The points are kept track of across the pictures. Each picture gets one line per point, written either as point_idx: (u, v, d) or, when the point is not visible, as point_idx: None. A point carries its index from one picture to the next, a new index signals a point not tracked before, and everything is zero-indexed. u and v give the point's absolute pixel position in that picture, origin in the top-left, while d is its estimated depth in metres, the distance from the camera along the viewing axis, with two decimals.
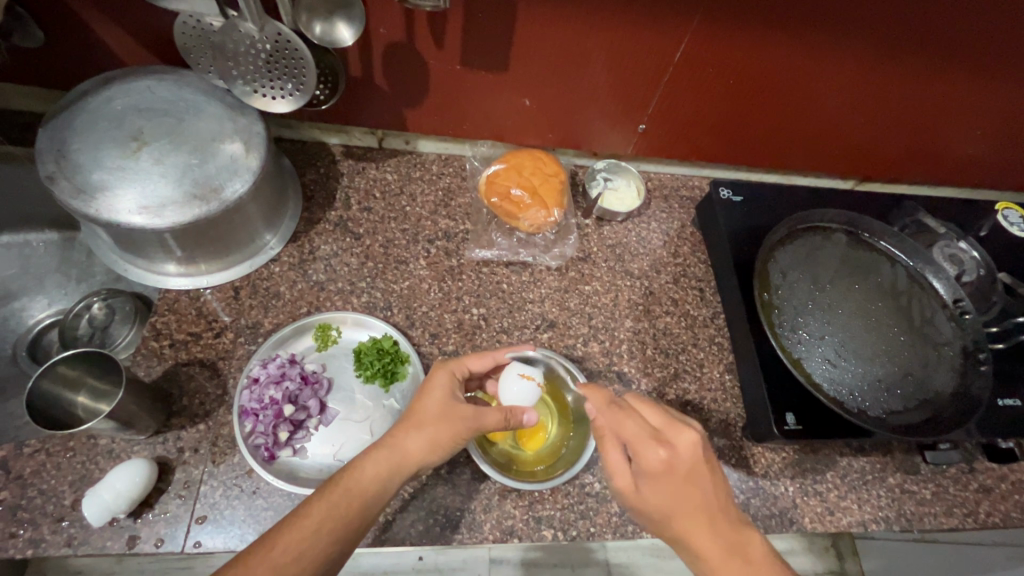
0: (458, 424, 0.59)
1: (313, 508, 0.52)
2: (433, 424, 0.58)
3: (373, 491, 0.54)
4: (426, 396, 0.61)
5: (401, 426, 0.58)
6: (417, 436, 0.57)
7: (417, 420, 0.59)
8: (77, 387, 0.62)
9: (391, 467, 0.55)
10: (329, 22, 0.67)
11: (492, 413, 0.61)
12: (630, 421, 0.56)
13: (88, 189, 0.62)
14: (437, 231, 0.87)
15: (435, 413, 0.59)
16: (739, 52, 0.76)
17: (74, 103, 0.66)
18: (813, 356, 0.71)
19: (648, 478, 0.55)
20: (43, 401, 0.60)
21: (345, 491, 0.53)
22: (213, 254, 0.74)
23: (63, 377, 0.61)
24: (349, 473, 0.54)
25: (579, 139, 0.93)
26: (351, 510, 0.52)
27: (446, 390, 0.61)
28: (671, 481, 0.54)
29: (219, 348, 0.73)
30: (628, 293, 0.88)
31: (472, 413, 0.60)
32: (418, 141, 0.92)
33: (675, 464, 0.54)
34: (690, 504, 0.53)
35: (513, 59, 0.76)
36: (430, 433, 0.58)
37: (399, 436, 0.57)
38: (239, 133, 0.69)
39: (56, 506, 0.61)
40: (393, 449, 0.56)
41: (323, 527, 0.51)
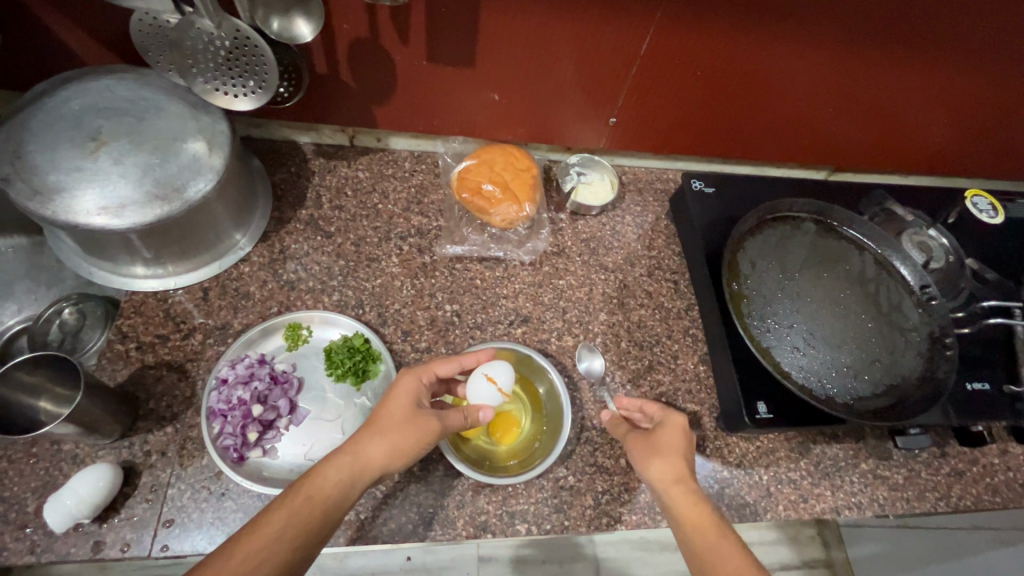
0: (423, 429, 0.59)
1: (274, 514, 0.51)
2: (398, 429, 0.58)
3: (336, 496, 0.53)
4: (391, 401, 0.61)
5: (364, 431, 0.58)
6: (381, 441, 0.57)
7: (382, 425, 0.58)
8: (38, 394, 0.61)
9: (354, 472, 0.55)
10: (287, 18, 0.66)
11: (453, 413, 0.62)
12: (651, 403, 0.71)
13: (45, 191, 0.61)
14: (409, 229, 0.87)
15: (399, 419, 0.59)
16: (701, 46, 0.77)
17: (31, 104, 0.65)
18: (782, 345, 0.72)
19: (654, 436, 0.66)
20: (5, 410, 0.59)
21: (308, 499, 0.52)
22: (180, 255, 0.73)
23: (22, 384, 0.60)
24: (310, 480, 0.53)
25: (551, 135, 0.93)
26: (315, 516, 0.52)
27: (411, 395, 0.61)
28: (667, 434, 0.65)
29: (187, 350, 0.72)
30: (602, 286, 0.88)
31: (436, 419, 0.60)
32: (390, 139, 0.92)
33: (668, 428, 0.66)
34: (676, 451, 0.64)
35: (479, 54, 0.76)
36: (395, 439, 0.57)
37: (361, 441, 0.57)
38: (201, 132, 0.68)
39: (18, 513, 0.60)
40: (357, 453, 0.56)
41: (286, 534, 0.50)
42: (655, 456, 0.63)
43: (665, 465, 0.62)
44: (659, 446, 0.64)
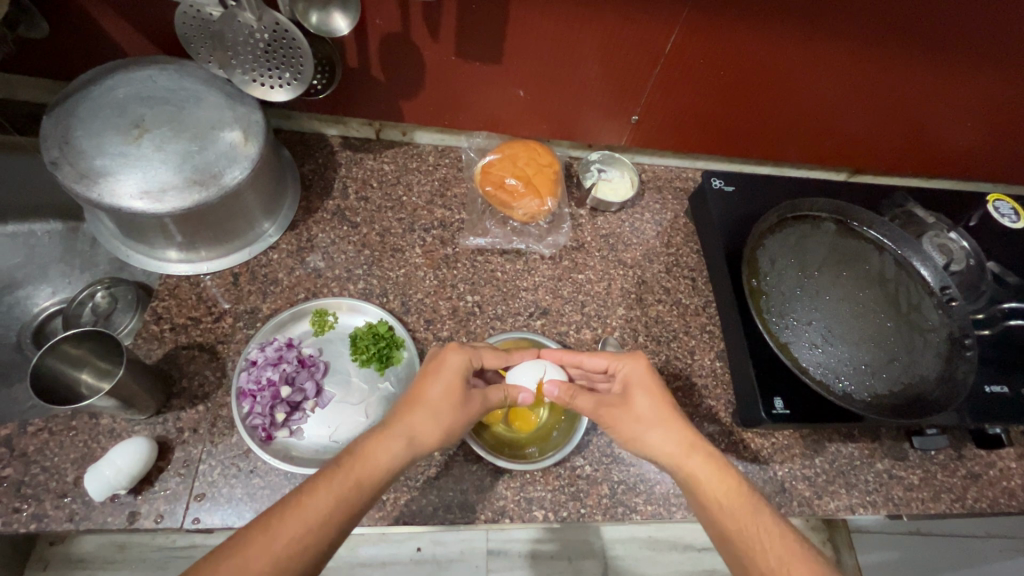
0: (468, 412, 0.61)
1: (319, 496, 0.50)
2: (445, 411, 0.59)
3: (382, 478, 0.54)
4: (436, 379, 0.61)
5: (412, 410, 0.58)
6: (428, 423, 0.58)
7: (430, 405, 0.59)
8: (81, 366, 0.64)
9: (401, 454, 0.56)
10: (325, 12, 0.68)
11: (494, 391, 0.65)
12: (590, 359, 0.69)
13: (91, 175, 0.63)
14: (433, 221, 0.89)
15: (447, 401, 0.60)
16: (727, 45, 0.77)
17: (78, 92, 0.68)
18: (800, 341, 0.73)
19: (635, 397, 0.63)
20: (51, 379, 0.62)
21: (357, 481, 0.52)
22: (214, 241, 0.76)
23: (69, 355, 0.63)
24: (361, 459, 0.54)
25: (574, 131, 0.95)
26: (361, 497, 0.52)
27: (459, 374, 0.61)
28: (643, 396, 0.63)
29: (218, 332, 0.75)
30: (621, 281, 0.89)
31: (479, 402, 0.62)
32: (415, 132, 0.94)
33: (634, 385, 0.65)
34: (662, 411, 0.63)
35: (506, 51, 0.78)
36: (445, 420, 0.59)
37: (410, 420, 0.58)
38: (238, 122, 0.70)
39: (58, 482, 0.63)
40: (405, 435, 0.57)
41: (333, 516, 0.50)
42: (647, 424, 0.62)
43: (664, 434, 0.61)
44: (639, 416, 0.62)
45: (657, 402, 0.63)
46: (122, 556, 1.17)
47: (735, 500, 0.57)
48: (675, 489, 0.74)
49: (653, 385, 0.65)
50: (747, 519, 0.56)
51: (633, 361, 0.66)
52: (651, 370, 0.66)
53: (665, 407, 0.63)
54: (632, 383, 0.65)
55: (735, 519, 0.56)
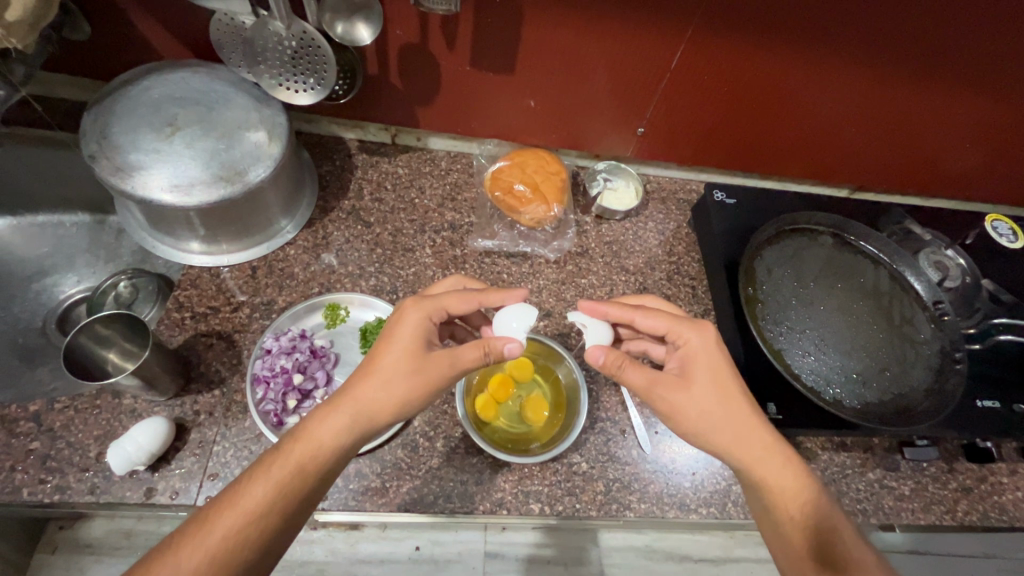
0: (430, 373, 0.59)
1: (254, 486, 0.52)
2: (399, 376, 0.58)
3: (327, 457, 0.55)
4: (388, 346, 0.59)
5: (361, 381, 0.58)
6: (379, 393, 0.57)
7: (379, 373, 0.58)
8: (108, 345, 0.68)
9: (345, 430, 0.56)
10: (349, 22, 0.72)
11: (469, 348, 0.61)
12: (644, 318, 0.67)
13: (125, 168, 0.68)
14: (443, 223, 0.92)
15: (402, 366, 0.58)
16: (727, 62, 0.81)
17: (117, 91, 0.73)
18: (792, 348, 0.76)
19: (698, 369, 0.62)
20: (80, 355, 0.66)
21: (297, 466, 0.53)
22: (234, 234, 0.80)
23: (97, 334, 0.67)
24: (302, 441, 0.54)
25: (581, 141, 0.98)
26: (303, 481, 0.53)
27: (415, 336, 0.60)
28: (704, 371, 0.62)
29: (235, 321, 0.78)
30: (623, 287, 0.92)
31: (444, 362, 0.59)
32: (429, 139, 0.98)
33: (695, 358, 0.63)
34: (723, 390, 0.61)
35: (519, 62, 0.82)
36: (398, 387, 0.58)
37: (359, 392, 0.57)
38: (264, 123, 0.75)
39: (81, 457, 0.67)
40: (351, 410, 0.57)
41: (271, 502, 0.52)
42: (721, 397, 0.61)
43: (735, 415, 0.60)
44: (704, 396, 0.60)
45: (721, 380, 0.61)
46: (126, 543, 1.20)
47: (793, 490, 0.59)
48: (668, 489, 0.76)
49: (720, 360, 0.63)
50: (804, 504, 0.58)
51: (701, 330, 0.64)
52: (718, 342, 0.64)
53: (731, 387, 0.61)
54: (695, 355, 0.63)
55: (796, 505, 0.58)
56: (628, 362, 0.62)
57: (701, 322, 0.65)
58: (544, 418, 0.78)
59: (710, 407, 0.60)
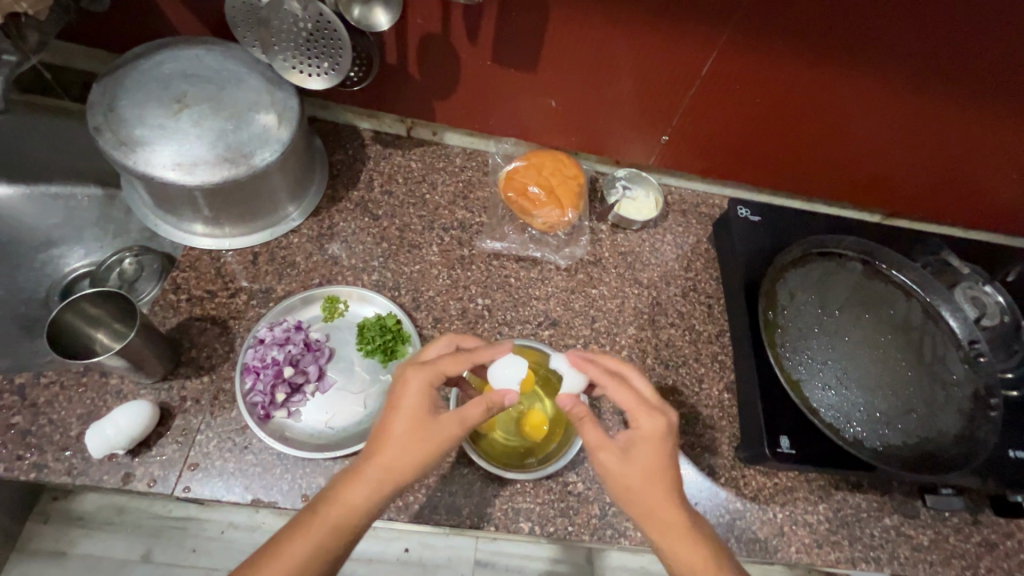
0: (441, 437, 0.55)
1: (294, 545, 0.51)
2: (414, 443, 0.55)
3: (360, 518, 0.53)
4: (400, 409, 0.56)
5: (379, 446, 0.55)
6: (400, 459, 0.54)
7: (396, 442, 0.55)
8: (98, 325, 0.67)
9: (377, 493, 0.53)
10: (367, 7, 0.69)
11: (472, 407, 0.57)
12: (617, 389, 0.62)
13: (130, 143, 0.67)
14: (452, 221, 0.89)
15: (416, 429, 0.55)
16: (761, 74, 0.77)
17: (128, 64, 0.72)
18: (812, 380, 0.71)
19: (634, 451, 0.57)
20: (68, 334, 0.65)
21: (332, 527, 0.52)
22: (237, 219, 0.78)
23: (86, 313, 0.65)
24: (336, 503, 0.53)
25: (601, 146, 0.94)
26: (338, 541, 0.52)
27: (421, 400, 0.57)
28: (642, 457, 0.57)
29: (231, 307, 0.76)
30: (634, 301, 0.88)
31: (454, 423, 0.56)
32: (446, 134, 0.95)
33: (640, 442, 0.58)
34: (656, 480, 0.56)
35: (542, 60, 0.78)
36: (415, 452, 0.54)
37: (379, 457, 0.54)
38: (275, 106, 0.72)
39: (62, 435, 0.65)
40: (378, 474, 0.54)
41: (307, 567, 0.50)
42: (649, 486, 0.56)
43: (660, 507, 0.55)
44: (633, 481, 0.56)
45: (661, 472, 0.56)
46: (119, 519, 1.21)
47: None
48: None
49: (667, 452, 0.57)
50: None
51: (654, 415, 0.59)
52: (672, 431, 0.59)
53: (670, 482, 0.56)
54: (643, 442, 0.58)
55: None
56: (585, 420, 0.59)
57: (660, 411, 0.59)
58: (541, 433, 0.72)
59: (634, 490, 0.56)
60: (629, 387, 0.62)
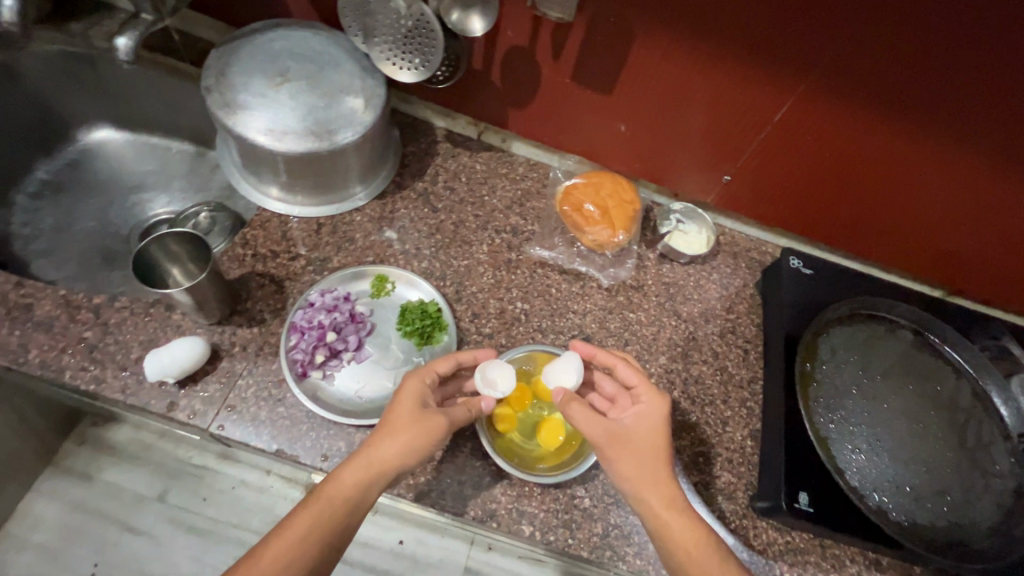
0: (432, 429, 0.63)
1: (296, 522, 0.57)
2: (410, 432, 0.62)
3: (353, 498, 0.59)
4: (398, 403, 0.65)
5: (376, 434, 0.62)
6: (394, 443, 0.62)
7: (395, 430, 0.63)
8: (175, 262, 0.73)
9: (366, 474, 0.60)
10: (465, 13, 0.73)
11: (456, 408, 0.67)
12: (628, 373, 0.70)
13: (233, 106, 0.73)
14: (505, 225, 0.92)
15: (408, 421, 0.63)
16: (831, 129, 0.77)
17: (244, 36, 0.79)
18: (843, 441, 0.69)
19: (641, 427, 0.66)
20: (149, 265, 0.71)
21: (330, 503, 0.58)
22: (311, 189, 0.84)
23: (169, 250, 0.71)
24: (332, 483, 0.59)
25: (662, 176, 0.96)
26: (336, 519, 0.58)
27: (414, 397, 0.65)
28: (649, 432, 0.66)
29: (289, 269, 0.81)
30: (670, 332, 0.88)
31: (440, 417, 0.65)
32: (514, 143, 0.99)
33: (651, 421, 0.66)
34: (657, 456, 0.64)
35: (618, 85, 0.82)
36: (405, 439, 0.62)
37: (374, 442, 0.62)
38: (363, 92, 0.78)
39: (123, 356, 0.71)
40: (370, 457, 0.61)
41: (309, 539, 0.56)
42: (653, 462, 0.64)
43: (660, 484, 0.63)
44: (649, 454, 0.64)
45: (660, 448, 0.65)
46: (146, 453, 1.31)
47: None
48: None
49: (662, 432, 0.66)
50: None
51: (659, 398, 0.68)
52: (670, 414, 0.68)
53: (665, 461, 0.65)
54: (647, 421, 0.66)
55: None
56: (579, 407, 0.67)
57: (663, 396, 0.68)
58: (557, 444, 0.74)
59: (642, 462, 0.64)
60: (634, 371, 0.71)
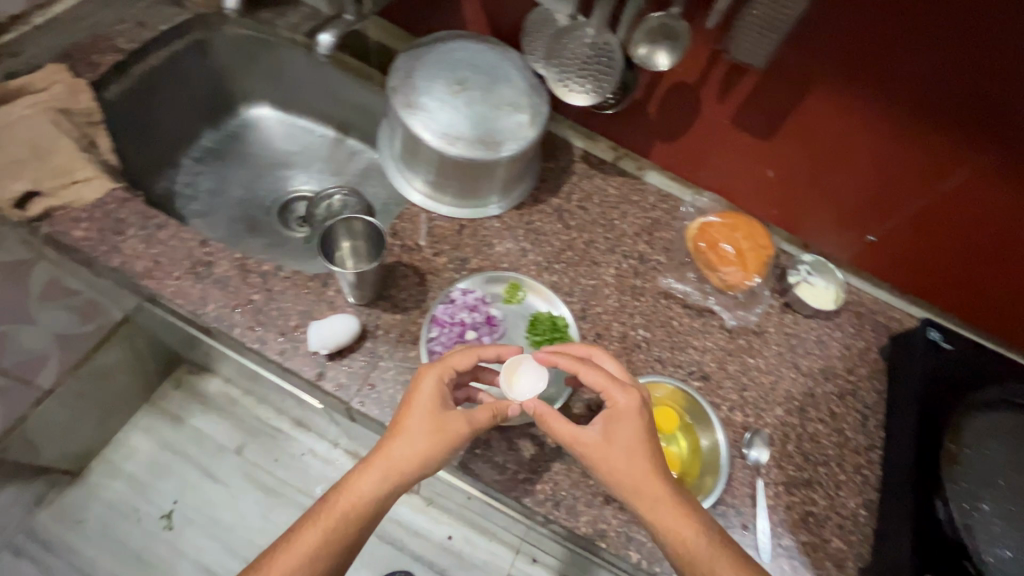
0: (449, 433, 0.63)
1: (306, 533, 0.59)
2: (426, 439, 0.62)
3: (367, 505, 0.60)
4: (415, 406, 0.65)
5: (391, 440, 0.63)
6: (408, 452, 0.62)
7: (407, 434, 0.62)
8: (350, 238, 0.79)
9: (380, 484, 0.61)
10: (652, 48, 0.73)
11: (482, 412, 0.66)
12: (591, 370, 0.67)
13: (414, 107, 0.79)
14: (633, 251, 0.93)
15: (426, 426, 0.63)
16: (1001, 204, 0.75)
17: (428, 44, 0.85)
18: (986, 531, 0.67)
19: (616, 424, 0.64)
20: (330, 234, 0.77)
21: (342, 513, 0.60)
22: (460, 191, 0.89)
23: (352, 227, 0.78)
24: (344, 493, 0.61)
25: (798, 227, 0.94)
26: (349, 527, 0.60)
27: (432, 399, 0.65)
28: (625, 428, 0.64)
29: (432, 264, 0.86)
30: (789, 384, 0.86)
31: (461, 420, 0.64)
32: (648, 172, 0.99)
33: (630, 418, 0.64)
34: (644, 458, 0.62)
35: (778, 129, 0.82)
36: (424, 445, 0.62)
37: (390, 449, 0.62)
38: (530, 108, 0.82)
39: (283, 322, 0.77)
40: (386, 465, 0.62)
41: (324, 548, 0.58)
42: (646, 463, 0.62)
43: (660, 489, 0.61)
44: (633, 455, 0.62)
45: (644, 449, 0.63)
46: (230, 409, 1.52)
47: None
48: None
49: (644, 425, 0.64)
50: None
51: (631, 394, 0.66)
52: (645, 407, 0.65)
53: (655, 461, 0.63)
54: (621, 418, 0.64)
55: None
56: (555, 415, 0.66)
57: (634, 388, 0.67)
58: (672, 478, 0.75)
59: (630, 462, 0.62)
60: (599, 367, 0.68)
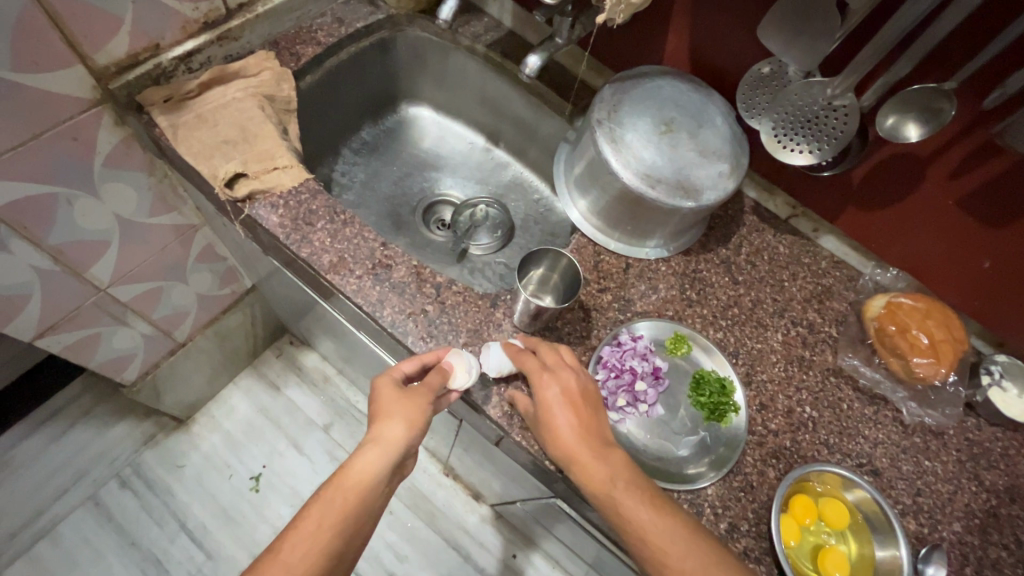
0: (419, 401, 0.67)
1: (308, 517, 0.56)
2: (401, 409, 0.65)
3: (370, 483, 0.60)
4: (382, 394, 0.68)
5: (377, 424, 0.64)
6: (393, 426, 0.64)
7: (387, 414, 0.65)
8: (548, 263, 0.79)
9: (379, 462, 0.61)
10: (902, 119, 0.71)
11: (431, 378, 0.69)
12: (525, 358, 0.72)
13: (618, 142, 0.77)
14: (803, 319, 0.87)
15: (398, 401, 0.66)
16: None
17: (638, 78, 0.83)
18: None
19: (549, 402, 0.68)
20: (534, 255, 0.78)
21: (344, 492, 0.58)
22: (633, 230, 0.86)
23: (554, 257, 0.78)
24: (344, 474, 0.60)
25: (999, 325, 0.85)
26: (356, 503, 0.58)
27: (394, 385, 0.68)
28: (560, 408, 0.67)
29: (597, 300, 0.83)
30: (968, 497, 0.78)
31: (427, 391, 0.68)
32: (825, 236, 0.92)
33: (561, 395, 0.68)
34: (580, 434, 0.65)
35: (1011, 219, 0.74)
36: (404, 414, 0.65)
37: (378, 430, 0.64)
38: (732, 159, 0.78)
39: (453, 338, 0.77)
40: (375, 442, 0.63)
41: (336, 526, 0.56)
42: (577, 435, 0.65)
43: (597, 463, 0.64)
44: (574, 433, 0.66)
45: (578, 418, 0.67)
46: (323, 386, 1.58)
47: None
48: None
49: (581, 402, 0.68)
50: None
51: (553, 370, 0.70)
52: (582, 386, 0.69)
53: (590, 434, 0.66)
54: (550, 396, 0.68)
55: None
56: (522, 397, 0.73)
57: (558, 366, 0.71)
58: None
59: (568, 437, 0.65)
60: (539, 355, 0.72)
